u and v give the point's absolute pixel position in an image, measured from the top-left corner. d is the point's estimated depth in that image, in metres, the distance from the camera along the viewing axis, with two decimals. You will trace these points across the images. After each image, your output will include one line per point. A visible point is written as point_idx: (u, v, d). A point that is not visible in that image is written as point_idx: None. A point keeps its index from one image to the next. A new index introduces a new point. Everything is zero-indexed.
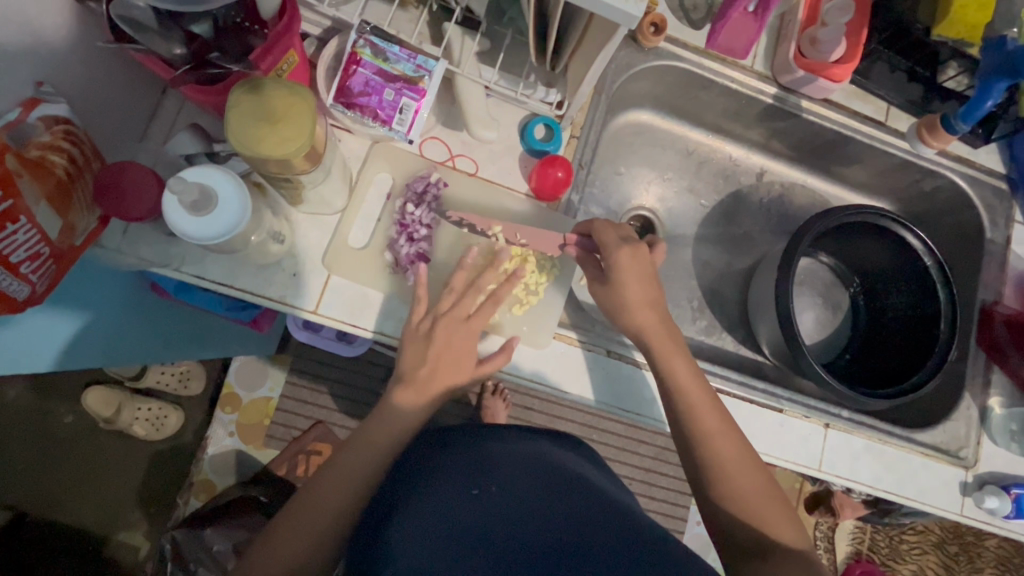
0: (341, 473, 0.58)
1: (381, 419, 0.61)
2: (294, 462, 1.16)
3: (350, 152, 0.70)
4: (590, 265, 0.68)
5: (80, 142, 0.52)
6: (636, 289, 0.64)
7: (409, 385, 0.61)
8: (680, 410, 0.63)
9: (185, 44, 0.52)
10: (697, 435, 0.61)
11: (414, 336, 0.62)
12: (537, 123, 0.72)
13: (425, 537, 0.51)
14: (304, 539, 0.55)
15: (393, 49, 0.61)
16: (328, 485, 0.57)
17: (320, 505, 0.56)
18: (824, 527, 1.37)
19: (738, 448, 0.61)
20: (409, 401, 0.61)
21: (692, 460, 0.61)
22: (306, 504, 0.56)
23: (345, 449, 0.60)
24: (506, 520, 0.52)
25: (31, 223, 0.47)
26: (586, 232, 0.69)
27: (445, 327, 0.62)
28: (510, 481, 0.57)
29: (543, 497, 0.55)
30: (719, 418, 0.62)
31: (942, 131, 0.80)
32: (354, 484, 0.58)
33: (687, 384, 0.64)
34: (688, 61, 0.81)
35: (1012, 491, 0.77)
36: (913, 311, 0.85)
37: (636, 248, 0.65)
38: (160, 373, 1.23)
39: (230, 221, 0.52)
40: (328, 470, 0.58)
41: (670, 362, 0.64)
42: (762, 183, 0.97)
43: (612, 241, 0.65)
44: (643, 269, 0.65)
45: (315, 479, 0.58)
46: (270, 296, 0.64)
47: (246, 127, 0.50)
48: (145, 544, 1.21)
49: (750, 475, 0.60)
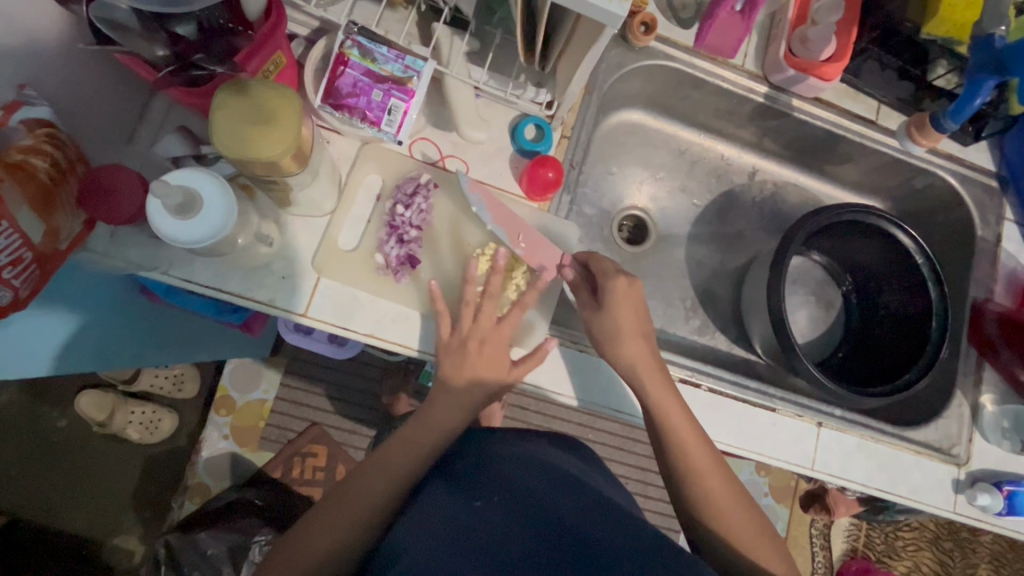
0: (369, 477, 0.60)
1: (420, 423, 0.63)
2: (290, 464, 1.18)
3: (339, 153, 0.69)
4: (582, 290, 0.70)
5: (63, 147, 0.52)
6: (629, 318, 0.66)
7: (447, 395, 0.63)
8: (664, 430, 0.63)
9: (169, 45, 0.51)
10: (683, 462, 0.62)
11: (450, 347, 0.64)
12: (527, 124, 0.72)
13: (427, 544, 0.51)
14: (330, 539, 0.55)
15: (381, 49, 0.61)
16: (356, 489, 0.59)
17: (347, 508, 0.57)
18: (820, 525, 1.36)
19: (712, 453, 0.63)
20: (450, 406, 0.63)
21: (677, 486, 0.62)
22: (329, 508, 0.57)
23: (375, 458, 0.61)
24: (509, 522, 0.51)
25: (13, 227, 0.46)
26: (585, 263, 0.71)
27: (463, 332, 0.65)
28: (517, 488, 0.56)
29: (549, 500, 0.54)
30: (708, 445, 0.63)
31: (931, 129, 0.80)
32: (381, 488, 0.59)
33: (673, 396, 0.64)
34: (678, 61, 0.81)
35: (1004, 488, 0.78)
36: (904, 310, 0.85)
37: (631, 278, 0.67)
38: (154, 377, 1.24)
39: (215, 224, 0.51)
40: (357, 478, 0.60)
41: (661, 401, 0.64)
42: (754, 183, 0.97)
43: (610, 270, 0.68)
44: (636, 302, 0.67)
45: (343, 487, 0.59)
46: (258, 299, 0.63)
47: (231, 128, 0.49)
48: (139, 548, 1.20)
49: (723, 480, 0.62)
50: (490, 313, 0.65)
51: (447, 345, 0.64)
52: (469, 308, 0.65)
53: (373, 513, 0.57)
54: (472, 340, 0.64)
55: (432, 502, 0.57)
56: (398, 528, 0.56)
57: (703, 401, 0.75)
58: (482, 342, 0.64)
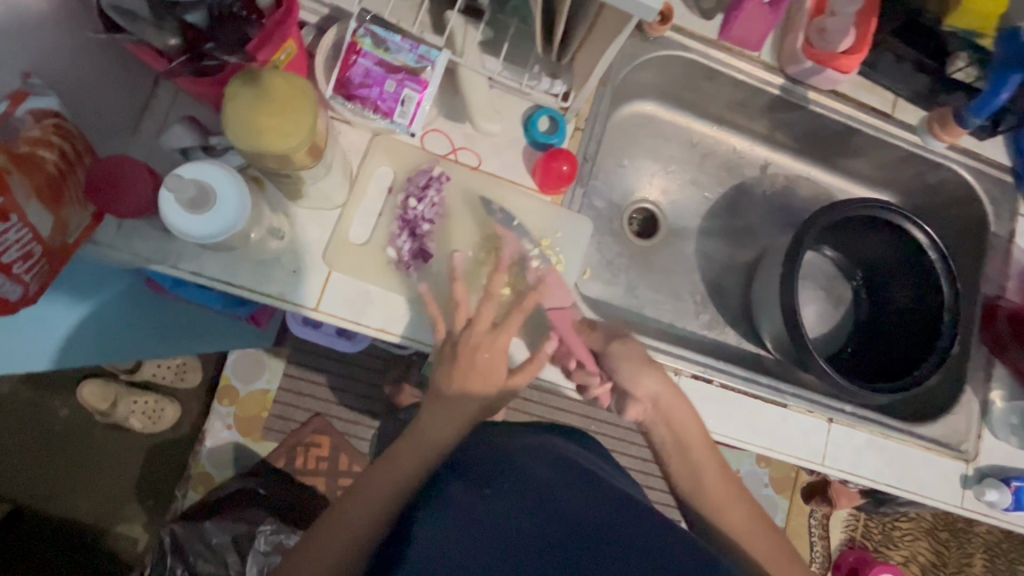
0: (380, 472, 0.57)
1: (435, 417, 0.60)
2: (293, 454, 1.18)
3: (350, 145, 0.68)
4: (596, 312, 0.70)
5: (70, 136, 0.51)
6: None
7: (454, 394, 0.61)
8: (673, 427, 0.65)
9: (179, 34, 0.50)
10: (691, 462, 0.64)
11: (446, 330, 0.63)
12: (541, 115, 0.70)
13: (437, 524, 0.50)
14: (340, 537, 0.53)
15: (394, 38, 0.59)
16: (364, 487, 0.56)
17: (353, 507, 0.55)
18: (819, 515, 1.36)
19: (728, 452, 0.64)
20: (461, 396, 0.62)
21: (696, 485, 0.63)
22: (344, 506, 0.55)
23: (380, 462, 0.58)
24: (518, 506, 0.50)
25: (23, 222, 0.46)
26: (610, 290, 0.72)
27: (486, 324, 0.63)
28: (527, 475, 0.55)
29: (565, 495, 0.52)
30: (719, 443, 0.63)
31: (953, 124, 0.80)
32: (394, 480, 0.57)
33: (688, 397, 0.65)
34: (695, 53, 0.79)
35: (1012, 484, 0.78)
36: (916, 305, 0.85)
37: None
38: (156, 366, 1.23)
39: (227, 220, 0.50)
40: (364, 478, 0.58)
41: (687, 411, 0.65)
42: (765, 175, 0.96)
43: None
44: None
45: (352, 489, 0.57)
46: (268, 293, 0.62)
47: (247, 120, 0.48)
48: (144, 536, 1.20)
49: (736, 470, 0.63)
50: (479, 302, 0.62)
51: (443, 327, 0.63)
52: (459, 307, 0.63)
53: (386, 510, 0.55)
54: (463, 341, 0.61)
55: (439, 492, 0.55)
56: (407, 519, 0.54)
57: (713, 395, 0.75)
58: (471, 340, 0.61)
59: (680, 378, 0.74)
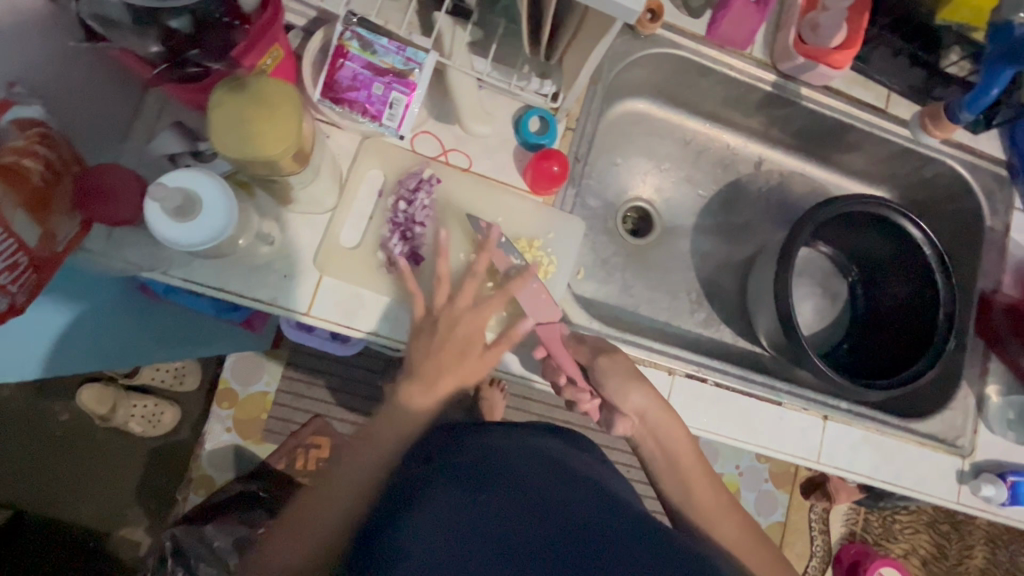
0: (356, 458, 0.56)
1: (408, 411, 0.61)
2: (293, 456, 1.17)
3: (339, 148, 0.67)
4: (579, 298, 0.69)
5: (57, 146, 0.51)
6: None
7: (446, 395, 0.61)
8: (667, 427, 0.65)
9: (162, 41, 0.49)
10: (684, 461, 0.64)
11: (426, 324, 0.62)
12: (531, 116, 0.70)
13: (415, 530, 0.47)
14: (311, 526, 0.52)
15: (381, 41, 0.59)
16: (338, 475, 0.55)
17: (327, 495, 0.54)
18: (819, 510, 1.35)
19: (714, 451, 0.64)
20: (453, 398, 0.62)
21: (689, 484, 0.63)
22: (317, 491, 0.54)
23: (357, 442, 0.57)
24: (505, 512, 0.48)
25: (7, 233, 0.46)
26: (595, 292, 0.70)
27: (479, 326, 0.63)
28: (513, 473, 0.52)
29: (555, 496, 0.50)
30: None
31: (946, 120, 0.79)
32: (368, 470, 0.55)
33: None
34: (687, 50, 0.79)
35: (1009, 479, 0.78)
36: (913, 300, 0.84)
37: None
38: (154, 370, 1.23)
39: (211, 228, 0.50)
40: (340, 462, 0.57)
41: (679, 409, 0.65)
42: (760, 172, 0.96)
43: None
44: None
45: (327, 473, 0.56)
46: (258, 297, 0.62)
47: (230, 128, 0.48)
48: (146, 539, 1.21)
49: None
50: (470, 293, 0.63)
51: (422, 322, 0.62)
52: (442, 285, 0.63)
53: (360, 498, 0.54)
54: (443, 321, 0.61)
55: (421, 489, 0.51)
56: (385, 511, 0.51)
57: (708, 394, 0.75)
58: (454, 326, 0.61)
59: (674, 378, 0.74)
